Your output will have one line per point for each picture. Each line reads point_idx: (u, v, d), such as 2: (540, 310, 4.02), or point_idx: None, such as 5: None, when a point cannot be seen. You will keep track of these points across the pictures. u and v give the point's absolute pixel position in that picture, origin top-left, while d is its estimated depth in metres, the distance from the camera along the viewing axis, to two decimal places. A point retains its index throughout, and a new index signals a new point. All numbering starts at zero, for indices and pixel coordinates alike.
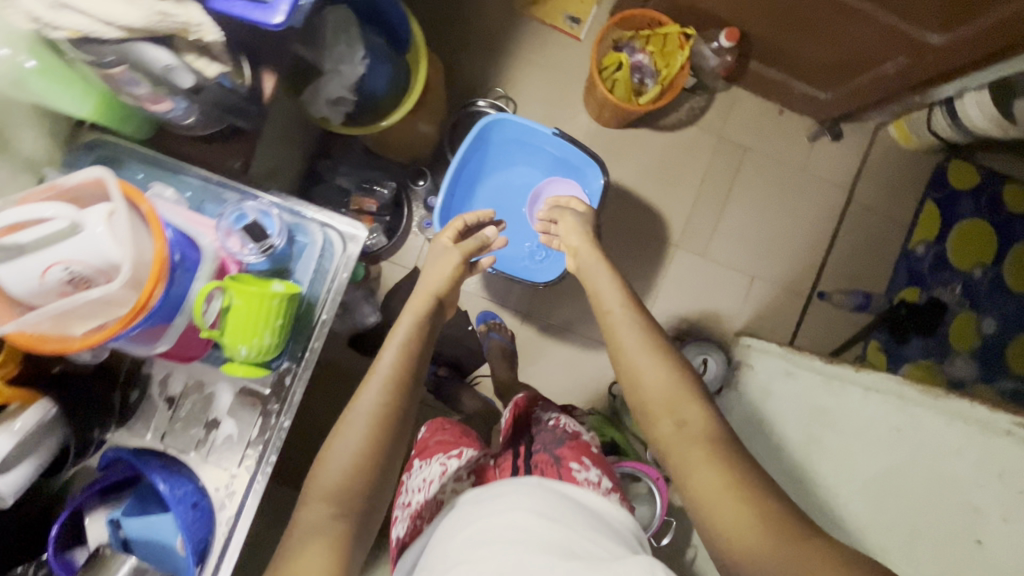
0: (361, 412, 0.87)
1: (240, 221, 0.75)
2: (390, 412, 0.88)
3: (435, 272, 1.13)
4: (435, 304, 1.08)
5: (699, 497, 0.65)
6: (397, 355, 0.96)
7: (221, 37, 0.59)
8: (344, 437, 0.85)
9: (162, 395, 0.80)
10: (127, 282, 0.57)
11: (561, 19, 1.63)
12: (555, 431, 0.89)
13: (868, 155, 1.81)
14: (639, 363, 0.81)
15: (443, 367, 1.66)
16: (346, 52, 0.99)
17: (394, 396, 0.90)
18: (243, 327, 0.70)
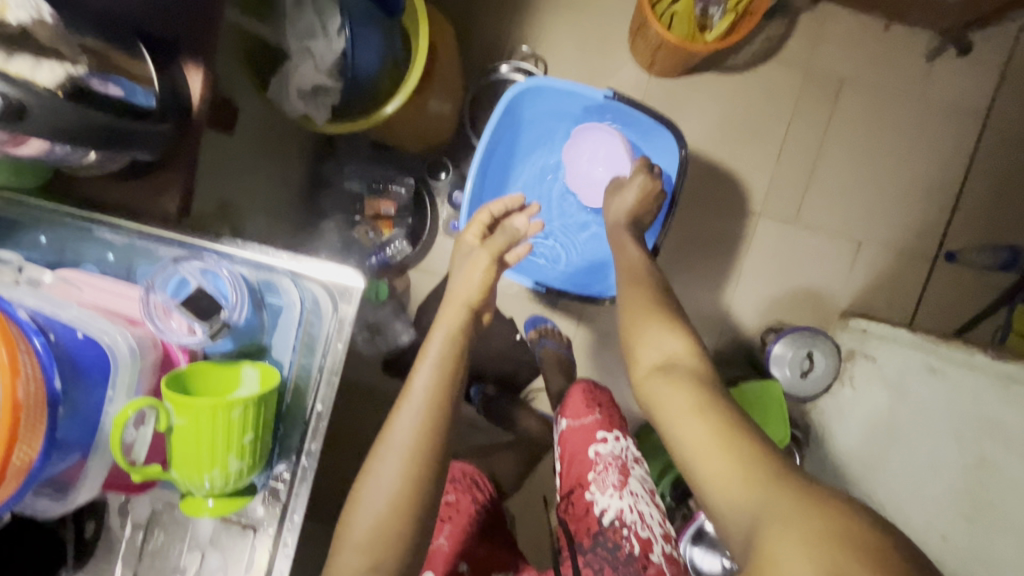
0: (396, 449, 0.68)
1: (182, 290, 0.52)
2: (430, 448, 0.68)
3: (465, 277, 0.82)
4: (472, 316, 0.80)
5: (686, 446, 0.55)
6: (436, 377, 0.72)
7: (36, 15, 0.39)
8: (376, 475, 0.67)
9: (127, 523, 0.60)
10: None
11: None
12: (613, 550, 0.81)
13: (1007, 68, 1.39)
14: (633, 314, 0.73)
15: (490, 386, 1.40)
16: (315, 24, 0.75)
17: (432, 433, 0.69)
18: (194, 456, 0.48)
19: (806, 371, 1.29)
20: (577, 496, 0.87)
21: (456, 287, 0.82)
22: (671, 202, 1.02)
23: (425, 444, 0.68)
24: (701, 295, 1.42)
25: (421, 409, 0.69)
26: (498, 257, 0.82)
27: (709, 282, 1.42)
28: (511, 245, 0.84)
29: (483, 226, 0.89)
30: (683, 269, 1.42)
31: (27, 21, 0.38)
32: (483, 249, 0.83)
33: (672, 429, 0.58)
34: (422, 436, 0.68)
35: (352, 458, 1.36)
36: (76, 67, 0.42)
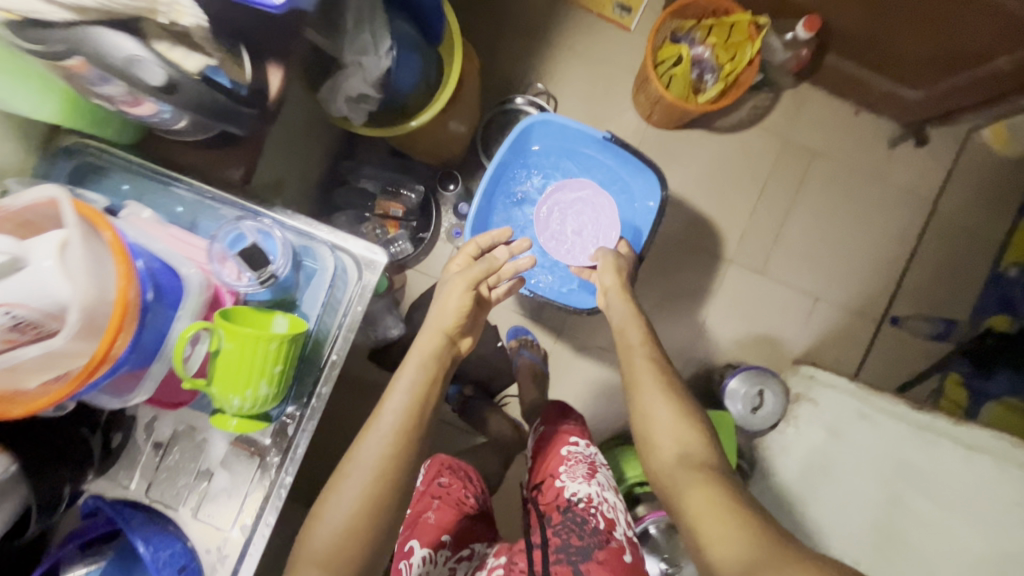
0: (362, 468, 0.75)
1: (238, 243, 0.63)
2: (393, 474, 0.76)
3: (445, 309, 0.94)
4: (447, 343, 0.92)
5: (697, 517, 0.65)
6: (411, 402, 0.82)
7: (200, 20, 0.49)
8: (339, 491, 0.75)
9: (151, 439, 0.70)
10: (77, 333, 0.45)
11: (610, 7, 1.46)
12: (582, 523, 0.88)
13: (957, 164, 1.57)
14: (642, 395, 0.83)
15: (469, 386, 1.50)
16: (369, 42, 0.85)
17: (397, 456, 0.77)
18: (234, 376, 0.58)
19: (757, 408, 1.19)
20: (548, 485, 0.96)
21: (437, 317, 0.94)
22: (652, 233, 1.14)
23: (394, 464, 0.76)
24: (671, 327, 1.56)
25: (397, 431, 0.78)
26: (474, 284, 0.95)
27: (679, 316, 1.56)
28: (487, 273, 0.96)
29: (470, 258, 1.04)
30: (658, 303, 1.56)
31: (194, 25, 0.49)
32: (461, 276, 0.96)
33: (682, 499, 0.69)
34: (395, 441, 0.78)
35: (331, 438, 1.44)
36: (217, 61, 0.54)
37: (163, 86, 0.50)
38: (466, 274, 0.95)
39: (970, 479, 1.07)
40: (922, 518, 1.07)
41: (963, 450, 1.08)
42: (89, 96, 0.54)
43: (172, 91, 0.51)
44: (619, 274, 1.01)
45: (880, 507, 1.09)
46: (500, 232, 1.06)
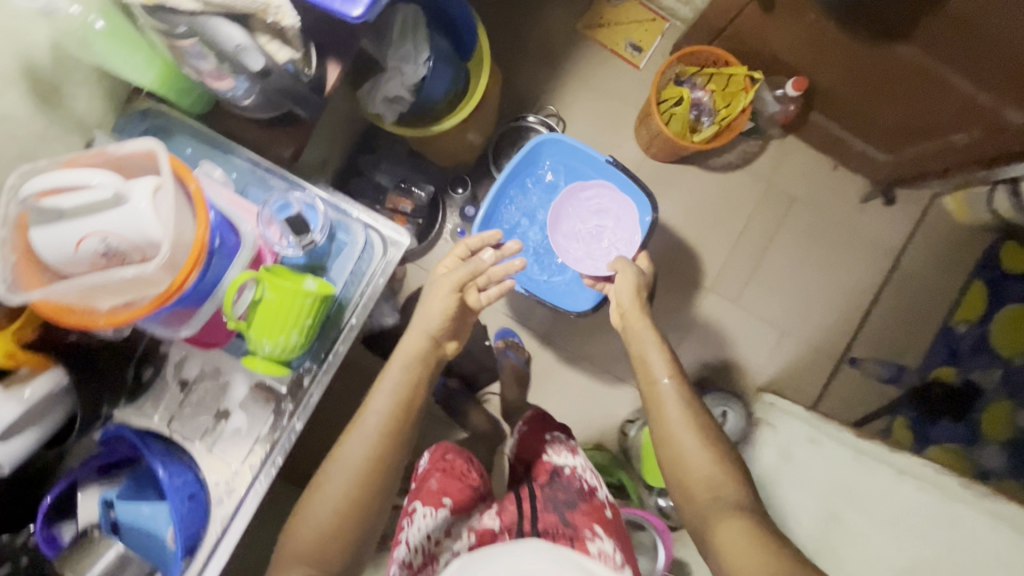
0: (345, 467, 0.84)
1: (284, 211, 0.73)
2: (374, 467, 0.84)
3: (430, 313, 1.00)
4: (432, 344, 0.99)
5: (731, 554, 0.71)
6: (394, 401, 0.90)
7: (297, 23, 0.61)
8: (323, 490, 0.82)
9: (177, 376, 0.77)
10: (162, 265, 0.54)
11: (623, 45, 1.60)
12: (570, 485, 0.90)
13: (918, 226, 1.73)
14: (673, 433, 0.88)
15: (454, 379, 1.57)
16: (411, 53, 0.97)
17: (381, 452, 0.86)
18: (271, 323, 0.67)
19: None
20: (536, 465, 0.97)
21: (425, 319, 1.00)
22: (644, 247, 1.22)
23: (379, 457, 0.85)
24: None
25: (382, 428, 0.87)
26: (459, 284, 1.01)
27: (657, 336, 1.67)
28: (473, 275, 1.02)
29: (460, 260, 1.10)
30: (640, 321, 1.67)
31: (291, 25, 0.60)
32: (446, 278, 1.02)
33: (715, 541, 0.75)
34: (383, 433, 0.87)
35: (317, 414, 1.50)
36: (299, 58, 0.65)
37: (259, 72, 0.62)
38: (448, 277, 1.02)
39: (912, 503, 1.09)
40: (856, 535, 1.09)
41: (900, 471, 1.12)
42: (182, 65, 0.63)
43: (265, 77, 0.63)
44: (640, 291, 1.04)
45: (821, 514, 1.12)
46: (489, 232, 1.10)
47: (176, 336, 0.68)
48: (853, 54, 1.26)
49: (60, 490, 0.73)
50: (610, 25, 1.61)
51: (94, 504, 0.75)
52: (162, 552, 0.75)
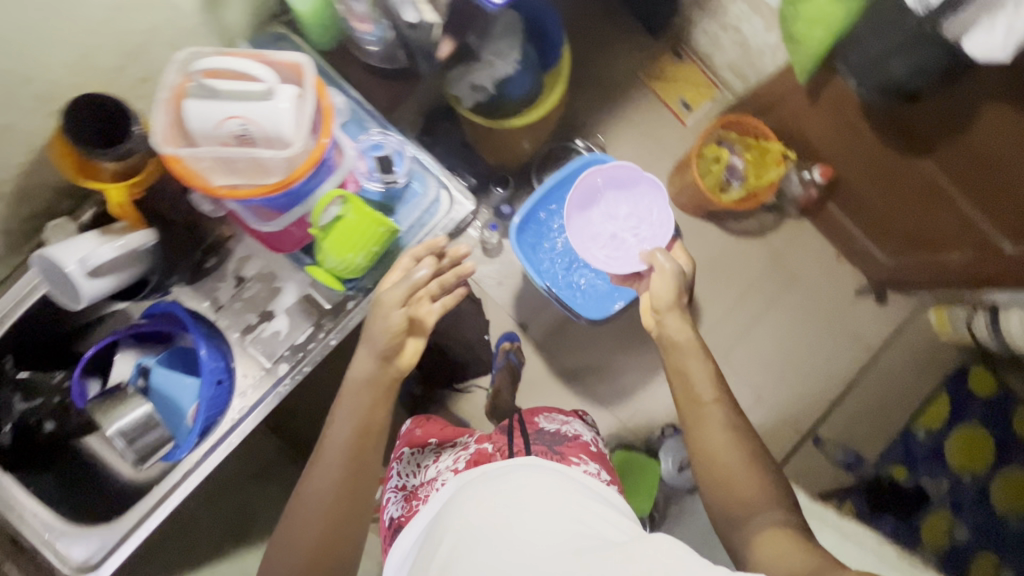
0: (314, 500, 0.73)
1: (376, 150, 0.82)
2: (346, 496, 0.73)
3: (368, 333, 0.78)
4: (381, 361, 0.79)
5: None
6: (353, 431, 0.76)
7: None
8: (294, 528, 0.72)
9: (235, 272, 0.84)
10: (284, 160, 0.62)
11: (675, 100, 1.75)
12: (557, 432, 0.93)
13: (903, 327, 1.83)
14: (717, 455, 0.77)
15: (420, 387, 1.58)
16: (504, 51, 1.09)
17: (352, 477, 0.74)
18: (346, 240, 0.75)
19: (681, 467, 1.56)
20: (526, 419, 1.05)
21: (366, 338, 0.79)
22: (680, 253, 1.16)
23: (344, 494, 0.73)
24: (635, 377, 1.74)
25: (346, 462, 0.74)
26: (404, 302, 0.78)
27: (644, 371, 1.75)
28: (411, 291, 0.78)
29: (405, 272, 0.80)
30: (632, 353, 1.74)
31: None
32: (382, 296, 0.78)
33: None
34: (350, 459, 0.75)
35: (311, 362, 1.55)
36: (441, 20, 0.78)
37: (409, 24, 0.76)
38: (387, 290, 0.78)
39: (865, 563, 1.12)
40: None
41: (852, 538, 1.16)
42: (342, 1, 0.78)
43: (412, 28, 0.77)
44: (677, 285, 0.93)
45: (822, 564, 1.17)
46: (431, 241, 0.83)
47: (259, 228, 0.76)
48: (878, 157, 1.40)
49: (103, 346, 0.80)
50: (668, 80, 1.75)
51: (130, 365, 0.82)
52: (180, 422, 0.81)
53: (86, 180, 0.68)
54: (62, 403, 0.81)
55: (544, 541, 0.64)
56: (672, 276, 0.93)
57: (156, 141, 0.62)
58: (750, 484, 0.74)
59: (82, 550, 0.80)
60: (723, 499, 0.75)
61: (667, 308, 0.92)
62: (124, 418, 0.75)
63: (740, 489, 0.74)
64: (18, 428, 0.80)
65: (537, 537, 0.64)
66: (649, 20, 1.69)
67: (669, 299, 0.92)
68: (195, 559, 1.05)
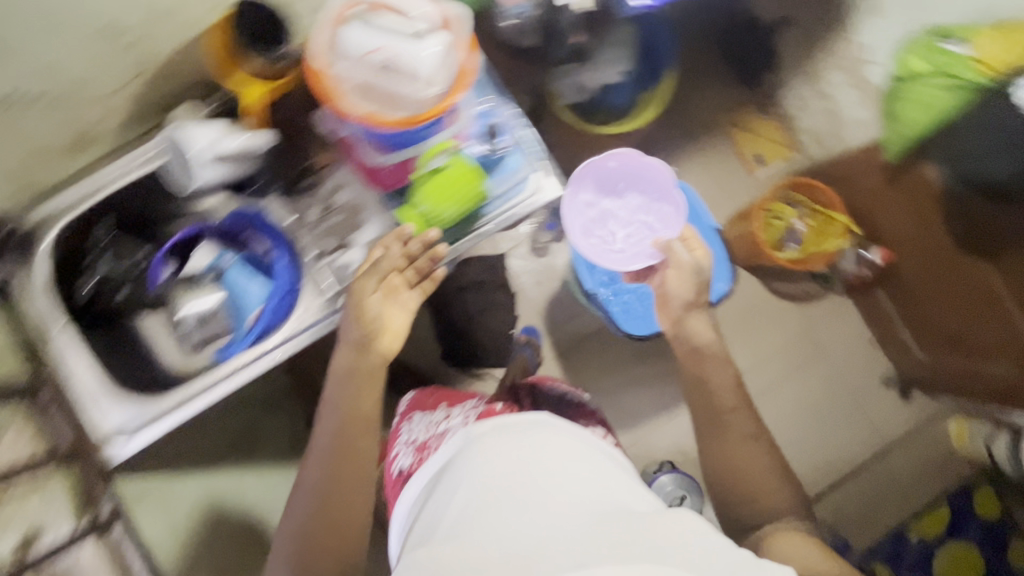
0: (308, 487, 0.75)
1: (487, 117, 0.85)
2: (343, 483, 0.75)
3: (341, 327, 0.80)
4: (356, 355, 0.80)
5: None
6: (338, 423, 0.78)
7: None
8: (294, 509, 0.75)
9: (326, 198, 0.88)
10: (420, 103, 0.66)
11: (749, 153, 1.58)
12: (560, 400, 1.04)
13: (917, 429, 1.59)
14: (742, 466, 0.79)
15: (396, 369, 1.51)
16: (613, 59, 1.13)
17: (345, 463, 0.76)
18: (442, 190, 0.79)
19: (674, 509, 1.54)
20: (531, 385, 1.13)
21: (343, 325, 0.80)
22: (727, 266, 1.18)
23: (342, 483, 0.75)
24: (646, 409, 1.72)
25: (332, 460, 0.76)
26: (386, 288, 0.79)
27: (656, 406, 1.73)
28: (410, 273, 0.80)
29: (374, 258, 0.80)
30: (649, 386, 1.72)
31: None
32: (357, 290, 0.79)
33: None
34: (342, 447, 0.77)
35: None
36: None
37: None
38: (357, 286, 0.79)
39: None
40: None
41: None
42: None
43: None
44: (697, 283, 0.90)
45: None
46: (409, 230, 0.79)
47: (372, 158, 0.81)
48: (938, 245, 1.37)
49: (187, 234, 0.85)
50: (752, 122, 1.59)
51: (207, 257, 0.86)
52: (240, 320, 0.86)
53: (233, 76, 0.80)
54: (143, 275, 0.87)
55: (567, 498, 0.66)
56: (692, 273, 0.89)
57: (312, 56, 0.66)
58: (770, 491, 0.77)
59: (118, 418, 0.83)
60: (737, 502, 0.77)
61: (675, 306, 0.91)
62: (198, 302, 0.84)
63: (760, 496, 0.76)
64: (98, 289, 0.86)
65: (560, 492, 0.67)
66: (747, 68, 1.55)
67: (682, 301, 0.90)
68: None
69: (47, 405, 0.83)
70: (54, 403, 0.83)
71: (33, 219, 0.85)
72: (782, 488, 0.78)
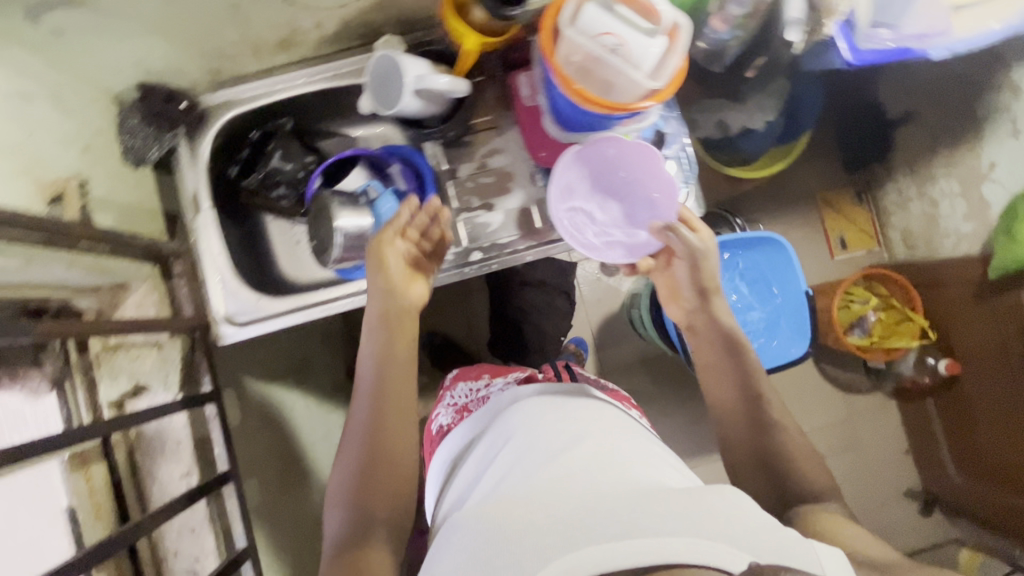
0: (356, 438, 0.72)
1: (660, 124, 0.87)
2: (385, 434, 0.71)
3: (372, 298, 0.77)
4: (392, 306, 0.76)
5: None
6: (378, 376, 0.74)
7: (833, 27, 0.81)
8: (343, 460, 0.72)
9: (482, 157, 0.91)
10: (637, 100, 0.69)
11: (836, 235, 1.57)
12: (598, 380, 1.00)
13: (934, 549, 1.55)
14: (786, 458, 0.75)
15: (440, 338, 1.45)
16: (761, 106, 1.14)
17: (389, 412, 0.73)
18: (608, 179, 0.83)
19: None
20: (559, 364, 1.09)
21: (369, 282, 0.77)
22: (811, 311, 1.21)
23: (386, 435, 0.71)
24: None
25: (379, 406, 0.72)
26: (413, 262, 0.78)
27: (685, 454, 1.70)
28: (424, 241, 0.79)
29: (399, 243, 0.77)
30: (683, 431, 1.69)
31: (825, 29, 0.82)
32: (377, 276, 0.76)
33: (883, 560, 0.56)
34: (382, 398, 0.73)
35: None
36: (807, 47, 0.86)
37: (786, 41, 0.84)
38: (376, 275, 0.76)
39: None
40: None
41: None
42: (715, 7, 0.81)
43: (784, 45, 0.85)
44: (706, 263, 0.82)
45: None
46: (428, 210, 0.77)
47: (549, 131, 0.82)
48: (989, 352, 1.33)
49: (340, 158, 0.88)
50: (841, 211, 1.57)
51: (359, 181, 0.88)
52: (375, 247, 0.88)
53: (456, 19, 0.73)
54: (300, 179, 0.92)
55: (614, 473, 0.64)
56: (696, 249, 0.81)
57: (554, 14, 0.69)
58: (811, 478, 0.73)
59: (233, 304, 0.86)
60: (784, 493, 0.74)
61: (690, 298, 0.85)
62: (355, 221, 0.81)
63: (803, 480, 0.73)
64: (262, 178, 0.91)
65: (606, 467, 0.65)
66: (856, 153, 1.53)
67: (694, 291, 0.85)
68: (261, 374, 1.07)
69: (177, 277, 0.84)
70: (184, 276, 0.84)
71: (211, 100, 0.89)
72: (827, 479, 0.74)
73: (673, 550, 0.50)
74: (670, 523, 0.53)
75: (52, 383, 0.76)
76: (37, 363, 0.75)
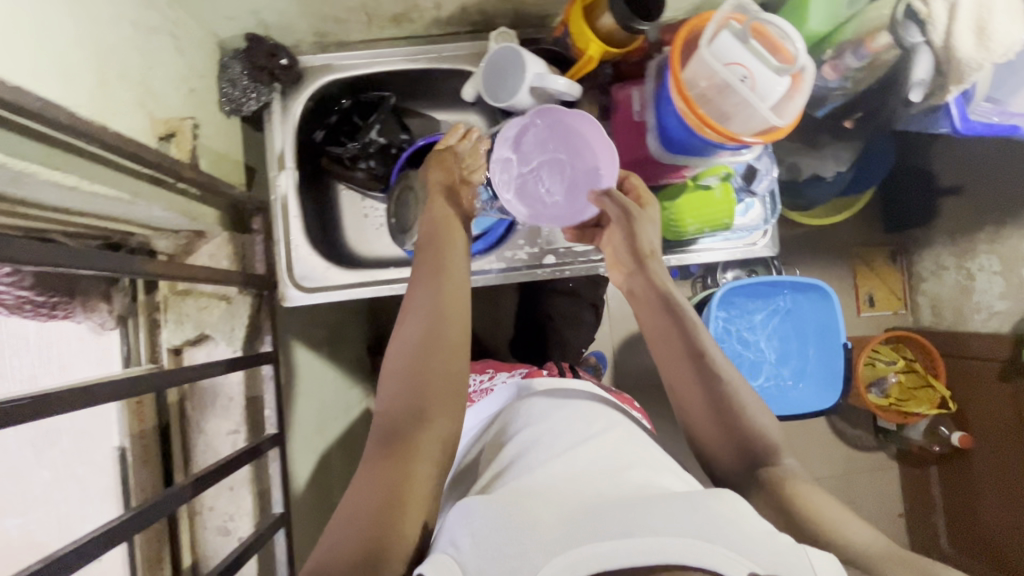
0: (398, 376, 0.64)
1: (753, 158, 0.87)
2: (428, 374, 0.63)
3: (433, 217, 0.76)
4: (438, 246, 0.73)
5: None
6: (426, 317, 0.67)
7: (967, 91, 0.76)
8: (380, 406, 0.63)
9: None
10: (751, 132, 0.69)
11: (865, 291, 1.53)
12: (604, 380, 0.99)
13: None
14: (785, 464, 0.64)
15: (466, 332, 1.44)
16: (833, 159, 1.13)
17: (437, 352, 0.64)
18: (697, 205, 0.83)
19: None
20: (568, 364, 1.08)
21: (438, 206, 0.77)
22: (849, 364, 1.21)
23: (432, 376, 0.63)
24: None
25: (427, 345, 0.65)
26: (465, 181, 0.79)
27: None
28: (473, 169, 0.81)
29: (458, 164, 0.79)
30: None
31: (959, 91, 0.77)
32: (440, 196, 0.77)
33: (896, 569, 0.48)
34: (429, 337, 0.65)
35: None
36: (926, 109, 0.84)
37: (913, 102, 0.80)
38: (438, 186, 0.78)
39: None
40: None
41: None
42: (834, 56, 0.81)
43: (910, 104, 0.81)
44: (643, 228, 0.78)
45: None
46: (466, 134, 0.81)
47: (650, 149, 0.81)
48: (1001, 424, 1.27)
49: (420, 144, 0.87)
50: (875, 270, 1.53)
51: None
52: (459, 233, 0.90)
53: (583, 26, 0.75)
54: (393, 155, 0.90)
55: (627, 475, 0.59)
56: (628, 215, 0.77)
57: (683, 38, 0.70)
58: (768, 428, 0.67)
59: (303, 267, 0.85)
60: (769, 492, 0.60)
61: (627, 261, 0.80)
62: None
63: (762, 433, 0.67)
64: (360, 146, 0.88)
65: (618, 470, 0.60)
66: None
67: (631, 252, 0.79)
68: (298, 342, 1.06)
69: (254, 232, 0.85)
70: (259, 232, 0.85)
71: (311, 62, 0.87)
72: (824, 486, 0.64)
73: (670, 549, 0.43)
74: (666, 517, 0.46)
75: (118, 318, 0.76)
76: (107, 297, 0.74)
